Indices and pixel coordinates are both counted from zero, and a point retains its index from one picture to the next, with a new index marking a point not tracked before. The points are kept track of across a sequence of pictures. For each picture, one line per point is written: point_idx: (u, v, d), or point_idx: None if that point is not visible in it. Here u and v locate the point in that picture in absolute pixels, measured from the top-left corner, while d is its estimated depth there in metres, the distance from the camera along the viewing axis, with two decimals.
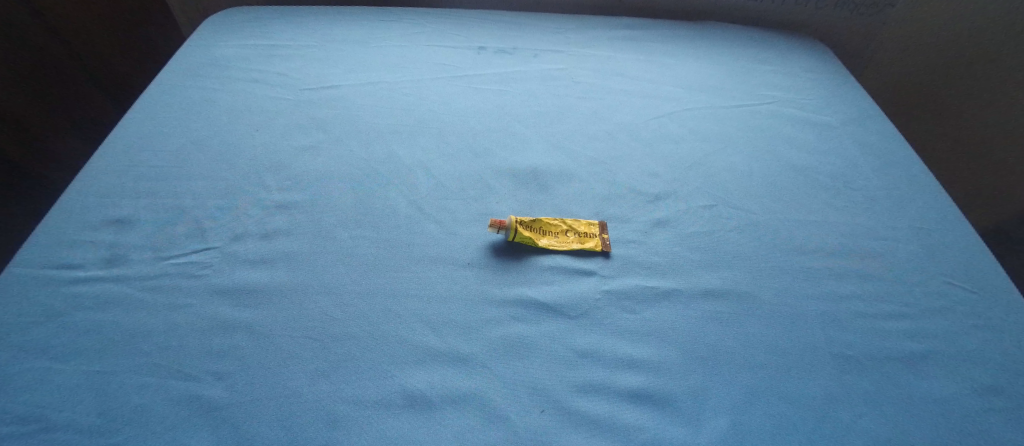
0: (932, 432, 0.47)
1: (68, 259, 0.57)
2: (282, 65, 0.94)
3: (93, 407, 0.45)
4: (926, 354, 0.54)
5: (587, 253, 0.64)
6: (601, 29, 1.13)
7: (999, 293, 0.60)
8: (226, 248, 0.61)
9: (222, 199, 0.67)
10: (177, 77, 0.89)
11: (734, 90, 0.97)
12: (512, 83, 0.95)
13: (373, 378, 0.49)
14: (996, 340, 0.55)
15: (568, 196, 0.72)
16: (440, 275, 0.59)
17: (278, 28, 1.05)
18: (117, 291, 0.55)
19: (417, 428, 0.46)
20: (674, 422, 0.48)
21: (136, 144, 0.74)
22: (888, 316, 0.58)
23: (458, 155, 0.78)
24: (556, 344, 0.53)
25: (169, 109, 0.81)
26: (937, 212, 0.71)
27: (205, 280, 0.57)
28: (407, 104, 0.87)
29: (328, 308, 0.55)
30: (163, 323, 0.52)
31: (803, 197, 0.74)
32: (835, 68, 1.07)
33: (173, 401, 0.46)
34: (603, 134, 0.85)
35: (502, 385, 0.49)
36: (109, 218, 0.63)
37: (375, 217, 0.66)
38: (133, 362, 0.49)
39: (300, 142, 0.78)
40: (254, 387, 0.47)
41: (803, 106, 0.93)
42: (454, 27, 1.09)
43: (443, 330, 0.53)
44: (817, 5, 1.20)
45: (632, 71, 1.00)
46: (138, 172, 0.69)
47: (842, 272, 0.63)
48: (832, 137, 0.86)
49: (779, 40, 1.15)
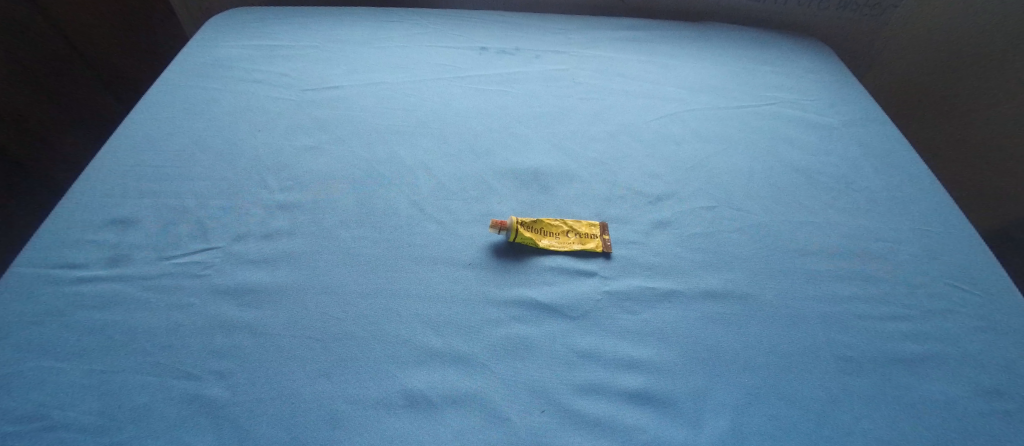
0: (933, 434, 0.47)
1: (71, 258, 0.57)
2: (284, 65, 0.94)
3: (95, 406, 0.45)
4: (927, 356, 0.54)
5: (587, 254, 0.64)
6: (602, 30, 1.13)
7: (1001, 295, 0.60)
8: (228, 248, 0.61)
9: (224, 199, 0.67)
10: (180, 77, 0.90)
11: (735, 91, 0.96)
12: (514, 84, 0.95)
13: (373, 378, 0.49)
14: (998, 342, 0.55)
15: (569, 197, 0.72)
16: (441, 275, 0.59)
17: (281, 29, 1.05)
18: (119, 290, 0.55)
19: (418, 428, 0.46)
20: (674, 423, 0.48)
21: (139, 144, 0.74)
22: (890, 317, 0.58)
23: (460, 155, 0.78)
24: (557, 344, 0.53)
25: (172, 109, 0.82)
26: (939, 213, 0.71)
27: (207, 280, 0.57)
28: (409, 105, 0.87)
29: (329, 308, 0.55)
30: (165, 323, 0.52)
31: (804, 199, 0.74)
32: (837, 69, 1.06)
33: (175, 400, 0.46)
34: (604, 135, 0.85)
35: (503, 385, 0.49)
36: (112, 218, 0.63)
37: (376, 217, 0.67)
38: (135, 361, 0.49)
39: (302, 142, 0.78)
40: (256, 387, 0.48)
41: (805, 107, 0.93)
42: (456, 28, 1.09)
43: (444, 331, 0.53)
44: (820, 6, 1.20)
45: (634, 72, 1.00)
46: (141, 172, 0.70)
47: (843, 273, 0.63)
48: (834, 139, 0.86)
49: (781, 41, 1.14)
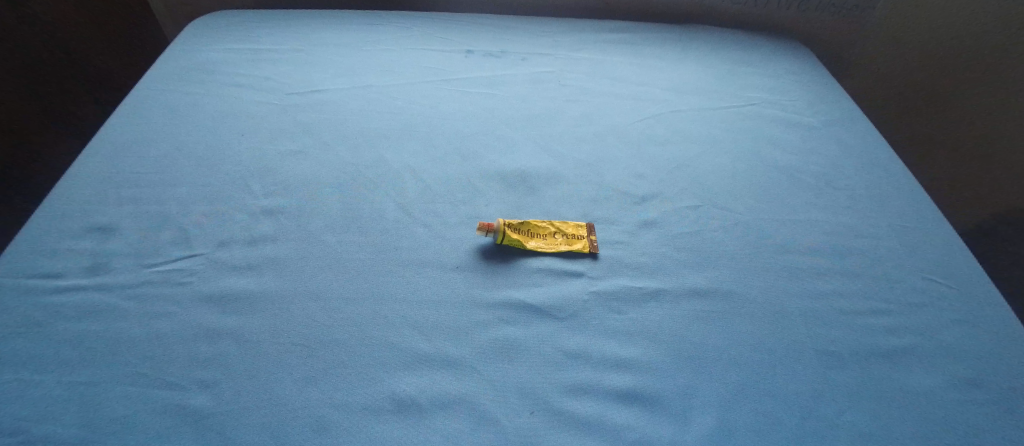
0: (912, 426, 0.48)
1: (49, 268, 0.56)
2: (269, 69, 0.93)
3: (73, 418, 0.44)
4: (908, 349, 0.55)
5: (574, 255, 0.64)
6: (588, 33, 1.13)
7: (977, 288, 0.62)
8: (212, 255, 0.60)
9: (208, 205, 0.66)
10: (160, 82, 0.88)
11: (718, 92, 0.98)
12: (500, 87, 0.95)
13: (362, 384, 0.49)
14: (973, 334, 0.56)
15: (557, 198, 0.73)
16: (428, 279, 0.59)
17: (264, 32, 1.04)
18: (100, 300, 0.54)
19: (406, 434, 0.45)
20: (662, 421, 0.48)
21: (118, 150, 0.73)
22: (872, 312, 0.59)
23: (447, 158, 0.78)
24: (546, 346, 0.53)
25: (153, 115, 0.80)
26: (917, 210, 0.73)
27: (191, 287, 0.56)
28: (395, 109, 0.87)
29: (315, 313, 0.55)
30: (148, 331, 0.52)
31: (787, 196, 0.75)
32: (817, 69, 1.08)
33: (158, 410, 0.45)
34: (591, 136, 0.85)
35: (491, 387, 0.49)
36: (91, 226, 0.62)
37: (362, 221, 0.66)
38: (117, 371, 0.48)
39: (286, 146, 0.77)
40: (241, 395, 0.47)
41: (785, 106, 0.95)
42: (443, 30, 1.09)
43: (432, 335, 0.53)
44: (801, 7, 1.21)
45: (620, 74, 1.01)
46: (120, 179, 0.68)
47: (825, 270, 0.64)
48: (815, 138, 0.87)
49: (764, 42, 1.16)
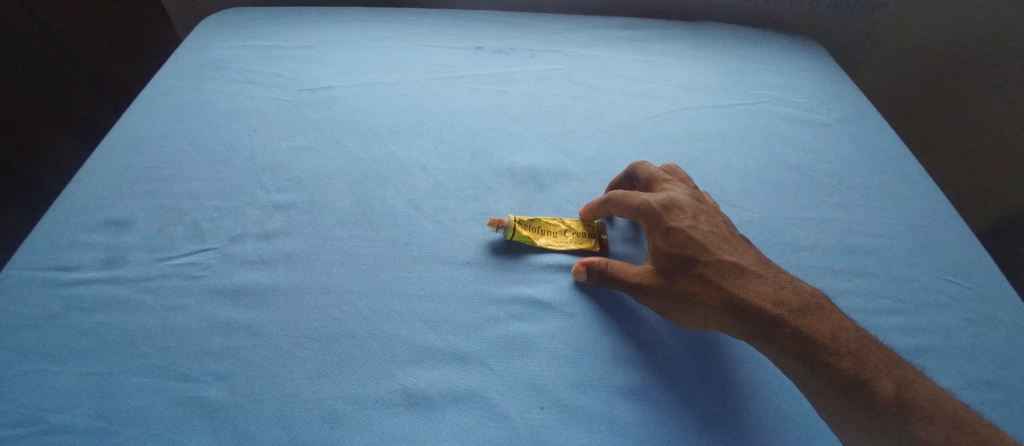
0: None
1: (66, 260, 0.57)
2: (279, 66, 0.94)
3: (90, 408, 0.45)
4: (921, 349, 0.55)
5: (585, 252, 0.64)
6: (598, 30, 1.13)
7: (992, 288, 0.61)
8: (225, 250, 0.61)
9: (220, 200, 0.67)
10: (172, 78, 0.89)
11: (729, 89, 0.97)
12: (510, 84, 0.95)
13: (373, 378, 0.49)
14: (988, 334, 0.56)
15: (567, 195, 0.73)
16: (439, 274, 0.59)
17: (274, 29, 1.05)
18: (116, 292, 0.55)
19: (418, 428, 0.46)
20: (671, 418, 0.48)
21: (131, 145, 0.74)
22: (885, 312, 0.58)
23: (457, 155, 0.78)
24: (556, 342, 0.53)
25: (165, 110, 0.81)
26: (930, 209, 0.72)
27: (203, 281, 0.57)
28: (405, 105, 0.87)
29: (327, 308, 0.55)
30: (162, 324, 0.52)
31: (799, 195, 0.75)
32: (829, 67, 1.07)
33: (173, 402, 0.46)
34: (601, 133, 0.85)
35: (501, 382, 0.49)
36: (106, 219, 0.62)
37: (373, 216, 0.66)
38: (132, 363, 0.49)
39: (298, 142, 0.78)
40: (253, 388, 0.47)
41: (797, 104, 0.94)
42: (452, 27, 1.09)
43: (444, 330, 0.53)
44: (812, 5, 1.20)
45: (630, 71, 1.01)
46: (134, 173, 0.69)
47: (838, 269, 0.63)
48: (827, 136, 0.86)
49: (775, 39, 1.15)
